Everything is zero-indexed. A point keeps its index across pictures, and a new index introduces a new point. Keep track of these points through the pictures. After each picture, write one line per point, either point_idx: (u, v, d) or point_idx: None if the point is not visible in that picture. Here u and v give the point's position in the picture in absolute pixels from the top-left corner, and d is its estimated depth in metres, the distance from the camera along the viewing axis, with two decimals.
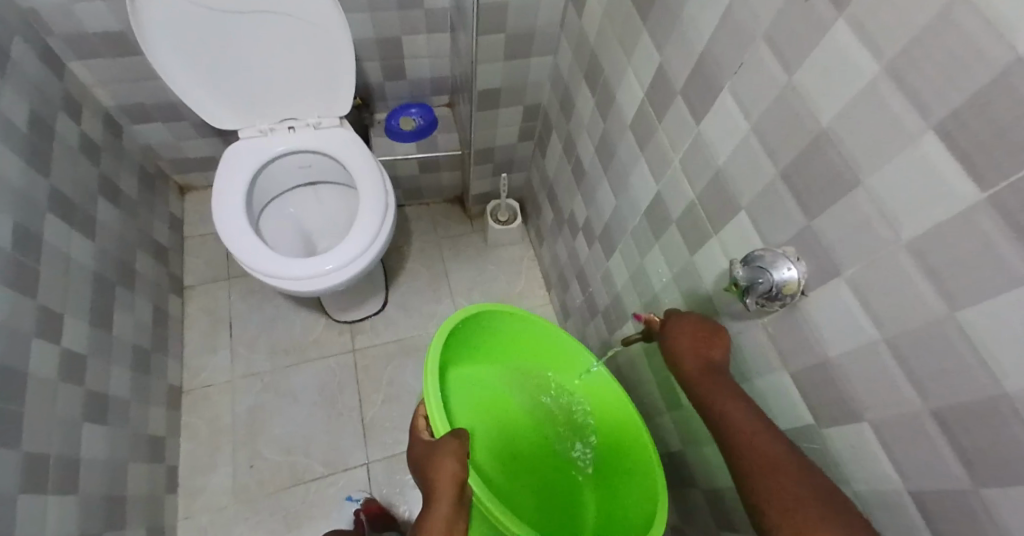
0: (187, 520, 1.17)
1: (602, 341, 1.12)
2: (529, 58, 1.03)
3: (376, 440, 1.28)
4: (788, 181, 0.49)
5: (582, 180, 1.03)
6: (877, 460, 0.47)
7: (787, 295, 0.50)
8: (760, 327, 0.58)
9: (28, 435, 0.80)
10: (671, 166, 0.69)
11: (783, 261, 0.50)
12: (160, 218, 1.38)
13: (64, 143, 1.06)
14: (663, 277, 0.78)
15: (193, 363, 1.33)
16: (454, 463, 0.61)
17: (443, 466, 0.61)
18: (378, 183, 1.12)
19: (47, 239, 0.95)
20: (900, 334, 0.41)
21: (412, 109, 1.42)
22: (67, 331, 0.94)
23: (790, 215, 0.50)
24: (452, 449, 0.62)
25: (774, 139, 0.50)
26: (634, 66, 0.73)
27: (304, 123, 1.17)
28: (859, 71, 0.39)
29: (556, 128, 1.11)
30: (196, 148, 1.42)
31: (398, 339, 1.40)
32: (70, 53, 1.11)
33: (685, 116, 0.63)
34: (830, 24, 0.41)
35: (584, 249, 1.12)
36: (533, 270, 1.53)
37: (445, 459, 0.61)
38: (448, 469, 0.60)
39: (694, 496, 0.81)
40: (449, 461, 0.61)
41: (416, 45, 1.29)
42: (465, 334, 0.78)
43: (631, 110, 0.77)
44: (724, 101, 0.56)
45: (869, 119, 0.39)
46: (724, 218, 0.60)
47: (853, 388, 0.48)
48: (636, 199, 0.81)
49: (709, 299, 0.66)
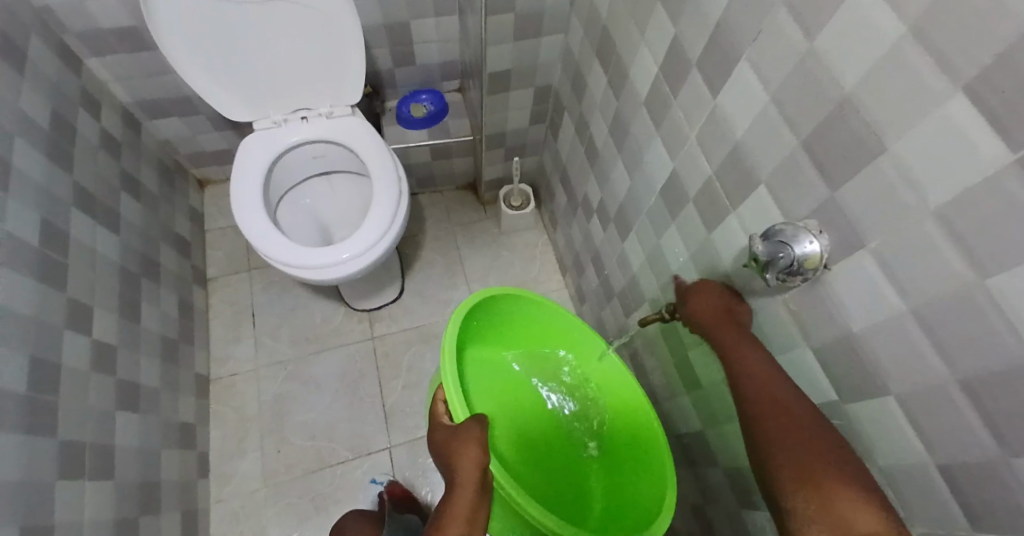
0: (219, 503, 1.21)
1: (619, 324, 1.11)
2: (539, 38, 1.01)
3: (397, 425, 1.30)
4: (809, 151, 0.48)
5: (596, 161, 1.01)
6: (903, 433, 0.46)
7: (810, 270, 0.49)
8: (780, 304, 0.57)
9: (63, 424, 0.83)
10: (687, 141, 0.68)
11: (805, 234, 0.48)
12: (180, 211, 1.40)
13: (85, 140, 1.08)
14: (680, 257, 0.77)
15: (218, 353, 1.36)
16: (476, 447, 0.62)
17: (466, 452, 0.62)
18: (390, 170, 1.12)
19: (73, 234, 0.97)
20: (928, 305, 0.40)
21: (422, 95, 1.40)
22: (96, 324, 0.97)
23: (812, 186, 0.49)
24: (474, 435, 0.63)
25: (794, 108, 0.48)
26: (648, 40, 0.71)
27: (316, 112, 1.17)
28: (881, 33, 0.37)
29: (568, 109, 1.09)
30: (212, 141, 1.44)
31: (417, 326, 1.42)
32: (86, 50, 1.13)
33: (702, 89, 0.62)
34: None
35: (599, 231, 1.11)
36: (548, 254, 1.52)
37: (469, 444, 0.62)
38: (470, 455, 0.62)
39: (714, 474, 0.81)
40: (472, 448, 0.62)
41: (424, 30, 1.27)
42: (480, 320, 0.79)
43: (645, 87, 0.75)
44: (742, 71, 0.54)
45: (895, 82, 0.37)
46: (741, 192, 0.59)
47: (877, 360, 0.47)
48: (651, 177, 0.80)
49: (728, 277, 0.65)
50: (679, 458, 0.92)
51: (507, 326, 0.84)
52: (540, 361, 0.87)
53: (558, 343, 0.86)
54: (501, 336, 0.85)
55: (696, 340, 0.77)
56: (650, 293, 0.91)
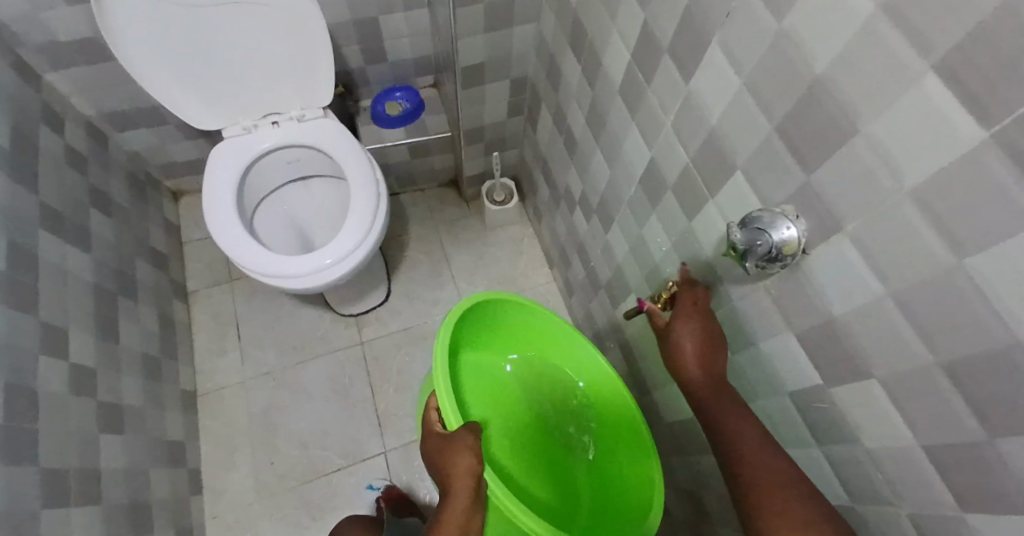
0: (214, 519, 1.19)
1: (607, 316, 1.11)
2: (510, 28, 0.99)
3: (391, 429, 1.29)
4: (784, 135, 0.47)
5: (575, 152, 1.00)
6: (887, 416, 0.46)
7: (789, 256, 0.48)
8: (762, 291, 0.56)
9: (44, 451, 0.81)
10: (664, 128, 0.66)
11: (782, 220, 0.48)
12: (156, 225, 1.37)
13: (49, 157, 1.05)
14: (663, 247, 0.76)
15: (204, 366, 1.34)
16: (471, 456, 0.61)
17: (460, 460, 0.62)
18: (367, 172, 1.10)
19: (43, 255, 0.94)
20: (907, 287, 0.39)
21: (396, 93, 1.37)
22: (74, 346, 0.94)
23: (787, 170, 0.48)
24: (469, 444, 0.62)
25: (768, 92, 0.47)
26: (619, 26, 0.70)
27: (288, 116, 1.14)
28: (851, 12, 0.36)
29: (544, 101, 1.08)
30: (184, 151, 1.40)
31: (405, 328, 1.40)
32: (43, 63, 1.09)
33: (675, 75, 0.61)
34: None
35: (583, 223, 1.10)
36: (534, 248, 1.51)
37: (463, 453, 0.62)
38: (465, 463, 0.61)
39: (707, 463, 0.81)
40: (466, 456, 0.62)
41: (394, 25, 1.25)
42: (468, 324, 0.78)
43: (618, 74, 0.74)
44: (715, 55, 0.53)
45: (867, 61, 0.37)
46: (719, 179, 0.58)
47: (860, 345, 0.46)
48: (630, 166, 0.79)
49: (709, 265, 0.64)
50: (672, 446, 0.92)
51: (496, 330, 0.83)
52: (528, 364, 0.87)
53: (544, 344, 0.85)
54: (489, 339, 0.84)
55: None
56: (635, 283, 0.90)
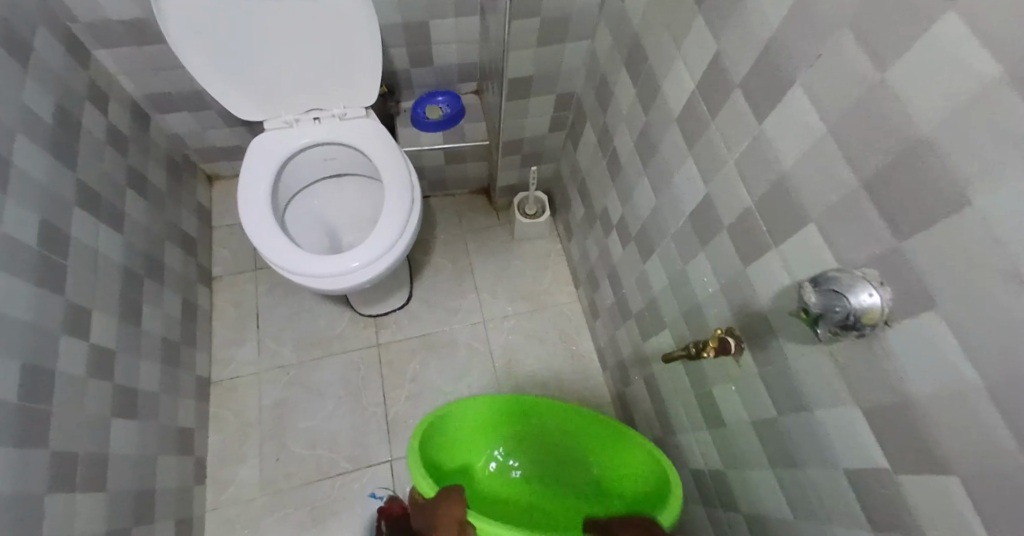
0: (215, 511, 1.18)
1: (634, 346, 1.07)
2: (564, 43, 0.96)
3: (399, 437, 1.26)
4: (872, 193, 0.43)
5: (618, 176, 0.96)
6: (961, 515, 0.41)
7: (868, 325, 0.43)
8: (824, 355, 0.52)
9: (57, 434, 0.80)
10: (724, 166, 0.62)
11: (863, 285, 0.43)
12: (187, 208, 1.37)
13: (91, 135, 1.04)
14: (709, 287, 0.71)
15: (221, 354, 1.33)
16: (455, 507, 0.71)
17: (446, 514, 0.71)
18: (405, 178, 1.08)
19: (76, 235, 0.93)
20: (1006, 382, 0.34)
21: (438, 97, 1.37)
22: (96, 327, 0.93)
23: (872, 231, 0.44)
24: (450, 500, 0.72)
25: (856, 144, 0.43)
26: (684, 54, 0.66)
27: (329, 113, 1.13)
28: (973, 72, 0.32)
29: (590, 119, 1.04)
30: (221, 137, 1.40)
31: (422, 335, 1.37)
32: (95, 41, 1.09)
33: (745, 114, 0.56)
34: (937, 16, 0.34)
35: (617, 248, 1.06)
36: (560, 265, 1.48)
37: (447, 507, 0.72)
38: (451, 514, 0.70)
39: (734, 521, 0.76)
40: (451, 509, 0.71)
41: (442, 30, 1.22)
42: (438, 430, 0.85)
43: (678, 103, 0.70)
44: (796, 97, 0.49)
45: (986, 130, 0.32)
46: (786, 228, 0.53)
47: (941, 432, 0.41)
48: (680, 199, 0.75)
49: (764, 317, 0.60)
50: (694, 493, 0.88)
51: (463, 425, 0.89)
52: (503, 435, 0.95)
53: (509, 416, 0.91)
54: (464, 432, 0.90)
55: (720, 377, 0.73)
56: (671, 319, 0.86)
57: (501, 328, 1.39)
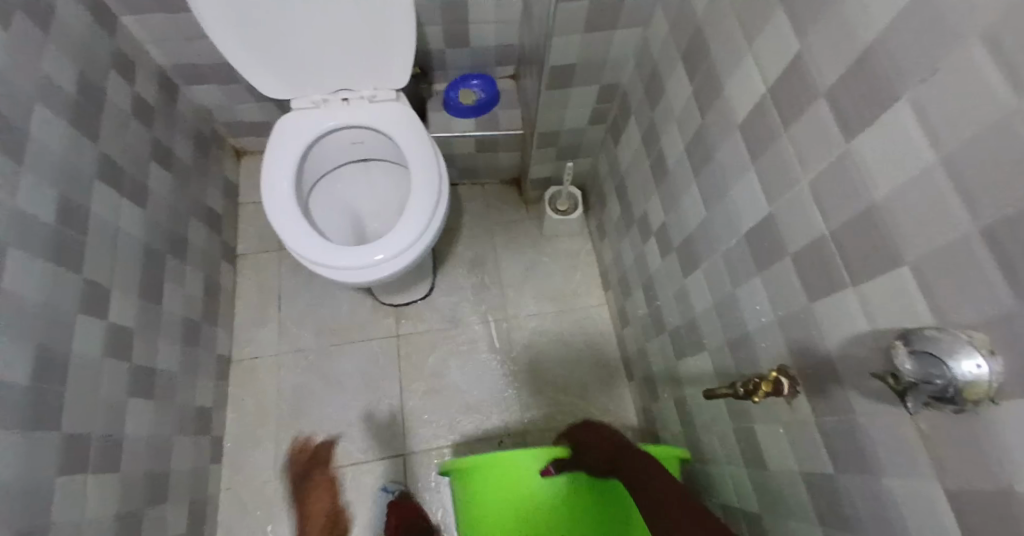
0: (229, 492, 1.18)
1: (667, 362, 1.01)
2: (614, 29, 0.87)
3: (414, 431, 1.23)
4: (992, 241, 0.34)
5: (663, 181, 0.88)
6: None
7: (969, 400, 0.35)
8: (906, 420, 0.45)
9: (70, 415, 0.78)
10: (797, 185, 0.54)
11: (969, 350, 0.35)
12: (213, 184, 1.34)
13: (115, 107, 1.01)
14: (762, 316, 0.65)
15: (242, 334, 1.32)
16: (325, 502, 1.17)
17: (318, 502, 1.17)
18: (434, 168, 1.02)
19: (95, 212, 0.91)
20: None
21: (472, 80, 1.29)
22: (114, 306, 0.92)
23: (985, 287, 0.35)
24: (324, 483, 1.19)
25: (977, 182, 0.35)
26: (757, 51, 0.57)
27: (359, 95, 1.08)
28: None
29: (636, 114, 0.96)
30: (250, 112, 1.36)
31: (442, 329, 1.33)
32: (122, 9, 1.05)
33: (830, 127, 0.48)
34: None
35: (655, 256, 0.98)
36: (591, 266, 1.41)
37: (320, 499, 1.17)
38: (321, 505, 1.17)
39: None
40: (322, 499, 1.18)
41: (481, 8, 1.14)
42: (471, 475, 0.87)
43: (743, 107, 0.62)
44: (901, 116, 0.40)
45: None
46: (871, 267, 0.46)
47: None
48: (735, 215, 0.67)
49: (830, 361, 0.53)
50: None
51: None
52: None
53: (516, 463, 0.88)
54: None
55: (766, 418, 0.68)
56: (712, 341, 0.79)
57: (525, 327, 1.34)
